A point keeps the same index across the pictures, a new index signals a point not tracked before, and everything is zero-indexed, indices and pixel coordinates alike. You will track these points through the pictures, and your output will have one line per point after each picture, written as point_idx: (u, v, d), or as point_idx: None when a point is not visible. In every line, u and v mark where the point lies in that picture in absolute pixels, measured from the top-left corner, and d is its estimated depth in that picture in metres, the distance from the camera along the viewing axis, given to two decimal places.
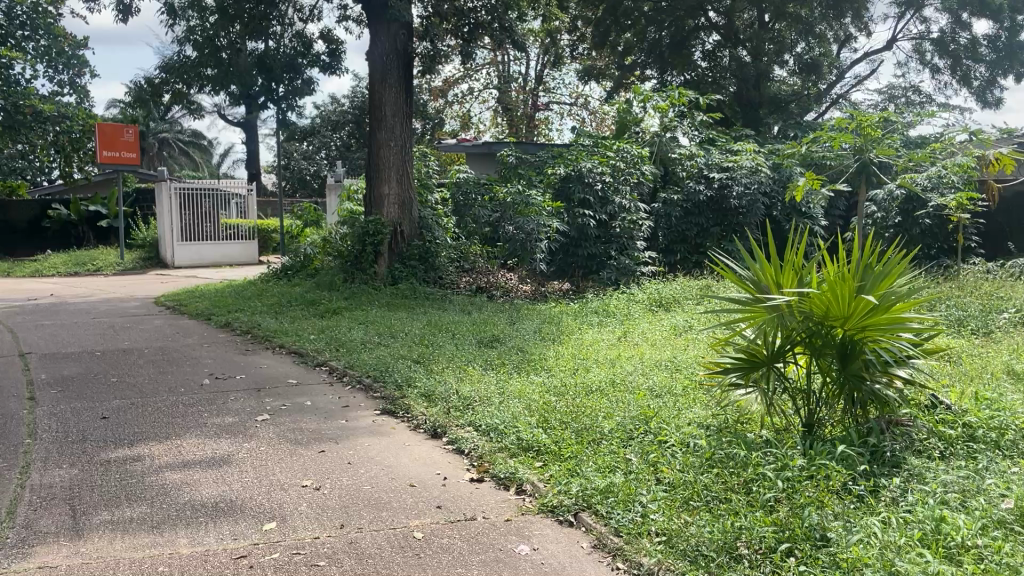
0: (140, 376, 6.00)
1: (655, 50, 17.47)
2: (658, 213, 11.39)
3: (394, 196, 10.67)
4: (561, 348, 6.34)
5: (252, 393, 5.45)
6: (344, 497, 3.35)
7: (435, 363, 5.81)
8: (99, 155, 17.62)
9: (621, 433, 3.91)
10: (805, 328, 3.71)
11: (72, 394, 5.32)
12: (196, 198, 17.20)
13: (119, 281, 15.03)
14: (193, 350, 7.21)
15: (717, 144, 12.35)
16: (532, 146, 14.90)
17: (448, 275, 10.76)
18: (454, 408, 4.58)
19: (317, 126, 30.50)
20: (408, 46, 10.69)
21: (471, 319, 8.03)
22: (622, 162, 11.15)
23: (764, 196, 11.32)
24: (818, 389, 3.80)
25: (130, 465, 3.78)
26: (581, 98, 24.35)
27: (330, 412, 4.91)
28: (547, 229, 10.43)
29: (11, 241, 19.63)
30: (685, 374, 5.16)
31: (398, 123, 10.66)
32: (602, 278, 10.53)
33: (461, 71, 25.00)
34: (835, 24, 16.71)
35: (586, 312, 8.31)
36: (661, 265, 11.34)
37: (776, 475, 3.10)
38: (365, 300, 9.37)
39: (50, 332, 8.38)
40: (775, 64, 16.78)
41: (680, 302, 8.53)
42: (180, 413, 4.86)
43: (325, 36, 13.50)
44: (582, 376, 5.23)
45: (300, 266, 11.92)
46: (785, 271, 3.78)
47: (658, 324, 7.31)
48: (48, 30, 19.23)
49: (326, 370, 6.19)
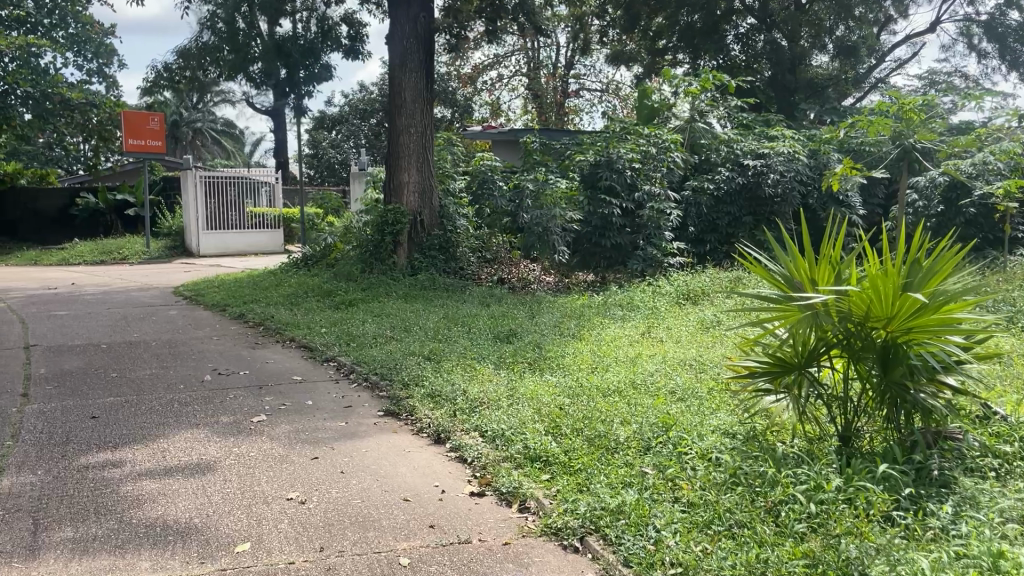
0: (141, 371, 5.77)
1: (687, 35, 16.95)
2: (688, 202, 10.96)
3: (414, 184, 10.38)
4: (580, 344, 5.99)
5: (253, 390, 5.18)
6: (328, 514, 3.07)
7: (447, 360, 5.51)
8: (125, 143, 17.55)
9: (638, 443, 3.59)
10: (844, 329, 3.34)
11: (67, 391, 5.11)
12: (221, 186, 17.10)
13: (142, 270, 14.93)
14: (201, 343, 6.97)
15: (751, 131, 11.89)
16: (558, 133, 14.54)
17: (469, 266, 10.47)
18: (460, 411, 4.27)
19: (345, 114, 30.38)
20: (430, 30, 10.41)
21: (489, 312, 7.72)
22: (653, 148, 10.64)
23: (800, 184, 10.84)
24: (856, 397, 3.45)
25: (108, 472, 3.54)
26: (612, 85, 23.92)
27: (332, 411, 4.63)
28: (565, 217, 10.09)
29: (42, 228, 19.88)
30: (712, 375, 4.83)
31: (420, 109, 10.35)
32: (628, 270, 10.15)
33: (491, 58, 24.68)
34: (875, 6, 16.12)
35: (609, 305, 7.97)
36: (690, 256, 10.92)
37: (808, 498, 2.76)
38: (381, 291, 9.10)
39: (62, 323, 8.23)
40: (812, 48, 16.24)
41: (710, 296, 8.15)
42: (175, 412, 4.61)
43: (347, 20, 13.19)
44: (598, 376, 4.90)
45: (320, 256, 11.70)
46: (820, 266, 3.45)
47: (685, 319, 6.95)
48: (76, 18, 19.19)
49: (333, 366, 5.92)
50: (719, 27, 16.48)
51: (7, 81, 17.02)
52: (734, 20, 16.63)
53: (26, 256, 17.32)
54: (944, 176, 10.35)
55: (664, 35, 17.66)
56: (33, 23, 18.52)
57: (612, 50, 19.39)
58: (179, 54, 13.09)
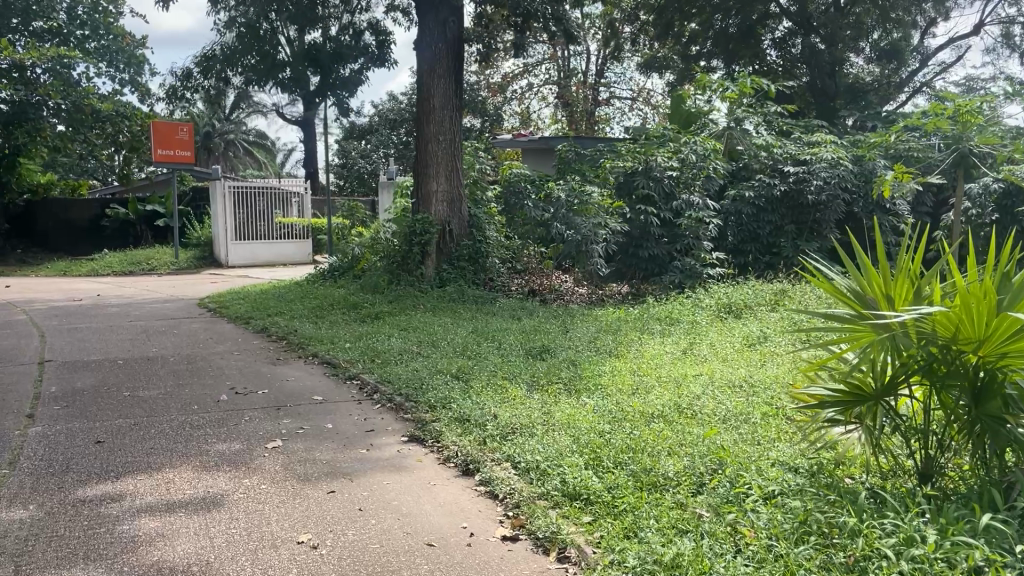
0: (155, 390, 5.49)
1: (722, 41, 16.48)
2: (727, 211, 10.44)
3: (442, 193, 10.09)
4: (618, 362, 5.60)
5: (270, 411, 4.86)
6: (343, 563, 2.74)
7: (476, 379, 5.15)
8: (155, 153, 17.38)
9: (689, 479, 3.24)
10: (926, 355, 2.94)
11: (75, 413, 4.83)
12: (250, 197, 16.95)
13: (170, 281, 14.80)
14: (220, 359, 6.69)
15: (792, 137, 11.45)
16: (590, 141, 14.17)
17: (499, 277, 10.20)
18: (491, 438, 3.92)
19: (375, 125, 30.44)
20: (459, 35, 10.15)
21: (520, 327, 7.36)
22: (692, 155, 10.30)
23: (846, 192, 10.34)
24: (939, 430, 3.06)
25: (105, 508, 3.23)
26: (643, 93, 23.53)
27: (350, 437, 4.29)
28: (605, 230, 9.69)
29: (74, 239, 19.87)
30: (767, 399, 4.44)
31: (448, 117, 10.08)
32: (665, 281, 9.69)
33: (520, 67, 24.46)
34: (916, 9, 15.59)
35: (646, 319, 7.59)
36: (729, 267, 10.46)
37: (898, 555, 2.37)
38: (409, 304, 8.77)
39: (81, 337, 8.00)
40: (850, 52, 15.75)
41: (754, 309, 7.74)
42: (187, 437, 4.30)
43: (374, 27, 12.94)
44: (641, 399, 4.52)
45: (347, 267, 11.50)
46: (897, 282, 3.04)
47: (729, 334, 6.56)
48: (108, 30, 19.08)
49: (356, 385, 5.58)
50: (755, 31, 16.06)
51: (39, 92, 17.09)
52: (770, 24, 16.18)
53: (56, 267, 17.30)
54: (998, 182, 9.90)
55: (697, 41, 17.24)
56: (66, 35, 18.45)
57: (644, 58, 19.02)
58: (203, 58, 12.84)
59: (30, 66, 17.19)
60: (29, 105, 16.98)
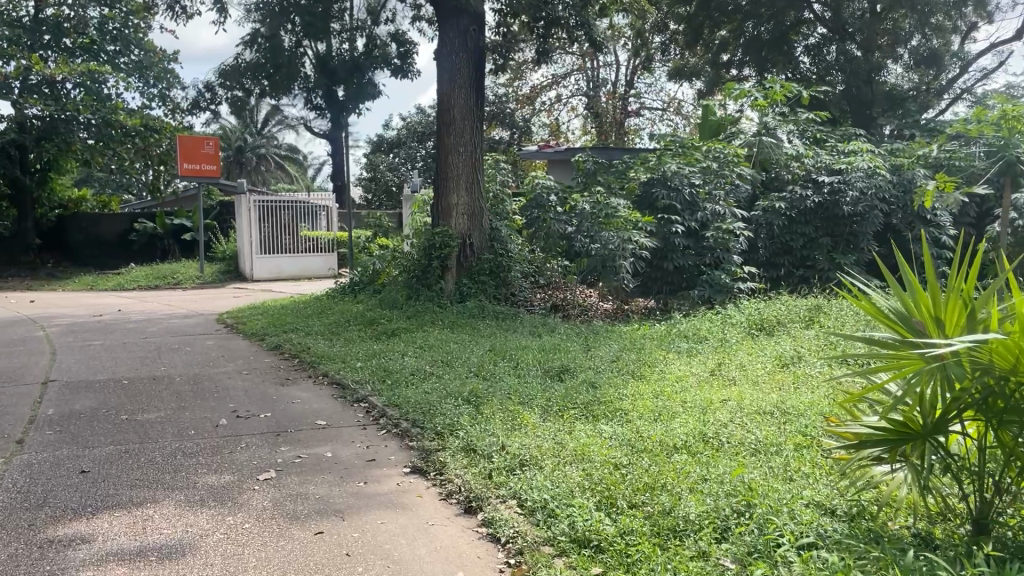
0: (155, 413, 5.25)
1: (753, 48, 16.06)
2: (758, 222, 10.04)
3: (463, 206, 9.84)
4: (640, 385, 5.25)
5: (268, 438, 4.59)
6: None
7: (487, 403, 4.85)
8: (181, 167, 17.29)
9: (713, 524, 2.90)
10: (982, 389, 2.58)
11: (66, 439, 4.60)
12: (275, 211, 16.83)
13: (193, 296, 14.70)
14: (229, 379, 6.45)
15: (826, 146, 11.04)
16: (616, 152, 13.85)
17: (522, 291, 9.85)
18: (497, 472, 3.62)
19: (403, 138, 30.38)
20: (480, 44, 9.89)
21: (539, 345, 7.02)
22: (713, 164, 9.91)
23: (883, 202, 9.90)
24: (997, 473, 2.70)
25: (72, 551, 2.98)
26: (674, 103, 23.15)
27: (349, 469, 4.03)
28: (632, 245, 9.23)
29: (102, 253, 19.93)
30: (800, 429, 4.09)
31: (469, 127, 9.82)
32: (692, 296, 9.28)
33: (549, 78, 24.22)
34: (955, 14, 15.12)
35: (672, 336, 7.24)
36: (761, 282, 10.03)
37: None
38: (427, 320, 8.50)
39: (91, 355, 7.82)
40: (888, 58, 15.26)
41: (787, 326, 7.34)
42: (175, 467, 4.05)
43: (396, 38, 12.76)
44: (663, 426, 4.18)
45: (368, 282, 11.26)
46: (948, 305, 2.69)
47: (760, 353, 6.20)
48: (139, 45, 18.97)
49: (364, 409, 5.29)
50: (788, 38, 15.64)
51: (68, 108, 17.25)
52: (802, 30, 15.80)
53: (83, 281, 17.31)
54: None
55: (728, 48, 16.86)
56: (97, 51, 18.48)
57: (673, 67, 18.67)
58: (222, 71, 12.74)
59: (60, 81, 17.36)
60: (60, 120, 17.28)
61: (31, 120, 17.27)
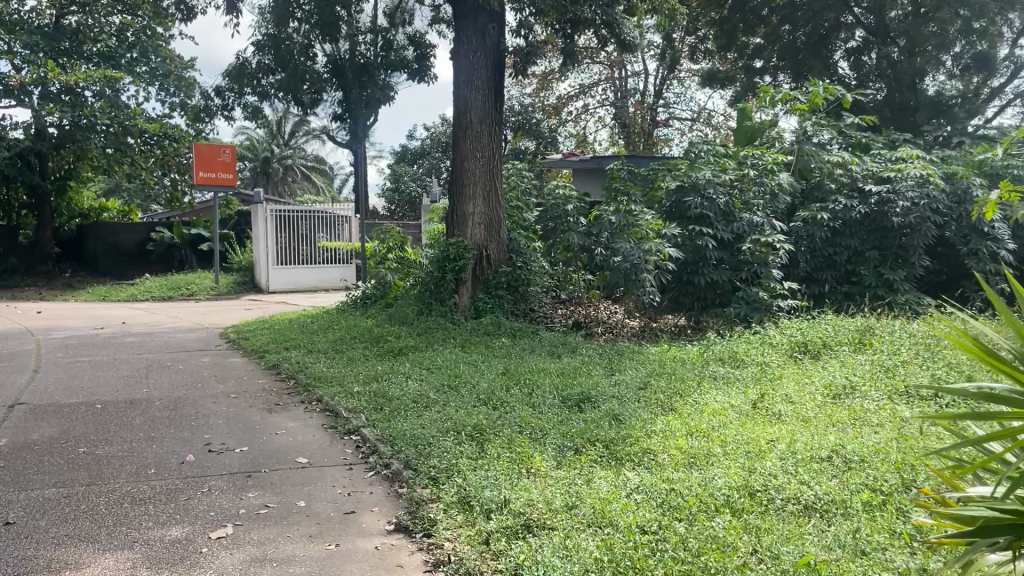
0: (118, 446, 4.61)
1: (790, 53, 15.25)
2: (798, 234, 9.27)
3: (480, 215, 9.23)
4: (671, 420, 4.51)
5: (236, 481, 3.94)
6: None
7: (491, 441, 4.17)
8: (196, 176, 16.69)
9: None
10: None
11: (6, 478, 3.98)
12: (294, 222, 16.25)
13: (204, 308, 14.17)
14: (211, 404, 5.79)
15: (873, 153, 10.25)
16: (645, 160, 13.13)
17: (541, 307, 9.25)
18: (498, 537, 2.96)
19: (426, 148, 29.95)
20: (500, 42, 9.30)
21: (558, 367, 6.33)
22: (752, 171, 9.04)
23: (936, 214, 9.04)
24: None
25: None
26: (704, 113, 22.38)
27: (324, 521, 3.38)
28: (657, 255, 8.39)
29: (121, 263, 19.12)
30: (868, 482, 3.37)
31: (486, 132, 9.20)
32: (727, 314, 8.53)
33: (576, 88, 23.59)
34: (1004, 18, 14.25)
35: (705, 360, 6.53)
36: (802, 298, 9.25)
37: None
38: (439, 338, 7.86)
39: (75, 373, 7.22)
40: (933, 63, 14.36)
41: (834, 350, 6.60)
42: (117, 519, 3.40)
43: (414, 40, 12.19)
44: (700, 476, 3.46)
45: (380, 295, 10.66)
46: None
47: (808, 380, 5.48)
48: (156, 52, 18.27)
49: (353, 443, 4.63)
50: (826, 42, 14.79)
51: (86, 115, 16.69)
52: (842, 34, 14.99)
53: (96, 292, 16.89)
54: None
55: (762, 53, 16.04)
56: (116, 58, 17.97)
57: (705, 73, 17.88)
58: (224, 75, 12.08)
59: (79, 88, 16.72)
60: (77, 128, 16.59)
61: (48, 128, 17.05)
